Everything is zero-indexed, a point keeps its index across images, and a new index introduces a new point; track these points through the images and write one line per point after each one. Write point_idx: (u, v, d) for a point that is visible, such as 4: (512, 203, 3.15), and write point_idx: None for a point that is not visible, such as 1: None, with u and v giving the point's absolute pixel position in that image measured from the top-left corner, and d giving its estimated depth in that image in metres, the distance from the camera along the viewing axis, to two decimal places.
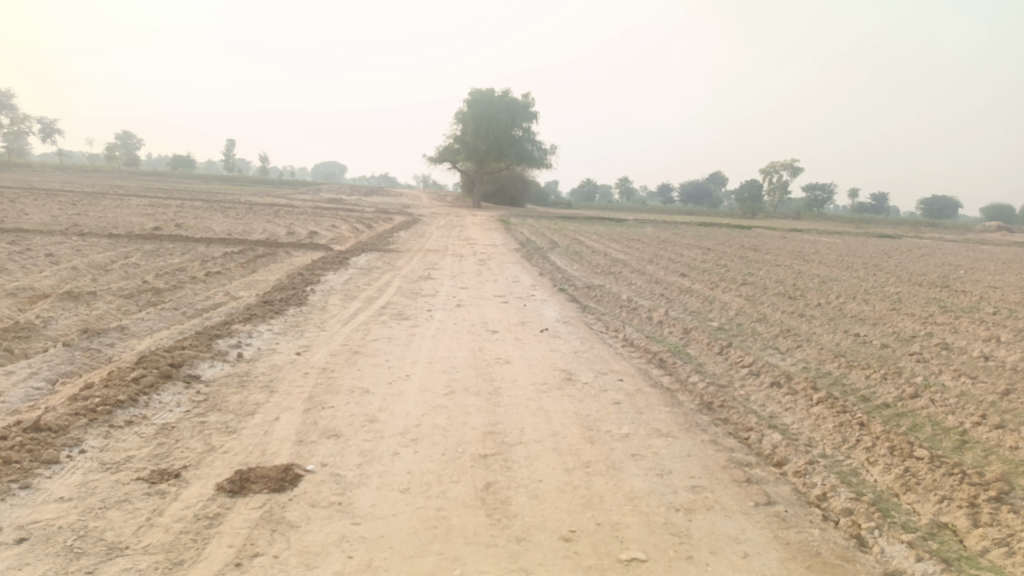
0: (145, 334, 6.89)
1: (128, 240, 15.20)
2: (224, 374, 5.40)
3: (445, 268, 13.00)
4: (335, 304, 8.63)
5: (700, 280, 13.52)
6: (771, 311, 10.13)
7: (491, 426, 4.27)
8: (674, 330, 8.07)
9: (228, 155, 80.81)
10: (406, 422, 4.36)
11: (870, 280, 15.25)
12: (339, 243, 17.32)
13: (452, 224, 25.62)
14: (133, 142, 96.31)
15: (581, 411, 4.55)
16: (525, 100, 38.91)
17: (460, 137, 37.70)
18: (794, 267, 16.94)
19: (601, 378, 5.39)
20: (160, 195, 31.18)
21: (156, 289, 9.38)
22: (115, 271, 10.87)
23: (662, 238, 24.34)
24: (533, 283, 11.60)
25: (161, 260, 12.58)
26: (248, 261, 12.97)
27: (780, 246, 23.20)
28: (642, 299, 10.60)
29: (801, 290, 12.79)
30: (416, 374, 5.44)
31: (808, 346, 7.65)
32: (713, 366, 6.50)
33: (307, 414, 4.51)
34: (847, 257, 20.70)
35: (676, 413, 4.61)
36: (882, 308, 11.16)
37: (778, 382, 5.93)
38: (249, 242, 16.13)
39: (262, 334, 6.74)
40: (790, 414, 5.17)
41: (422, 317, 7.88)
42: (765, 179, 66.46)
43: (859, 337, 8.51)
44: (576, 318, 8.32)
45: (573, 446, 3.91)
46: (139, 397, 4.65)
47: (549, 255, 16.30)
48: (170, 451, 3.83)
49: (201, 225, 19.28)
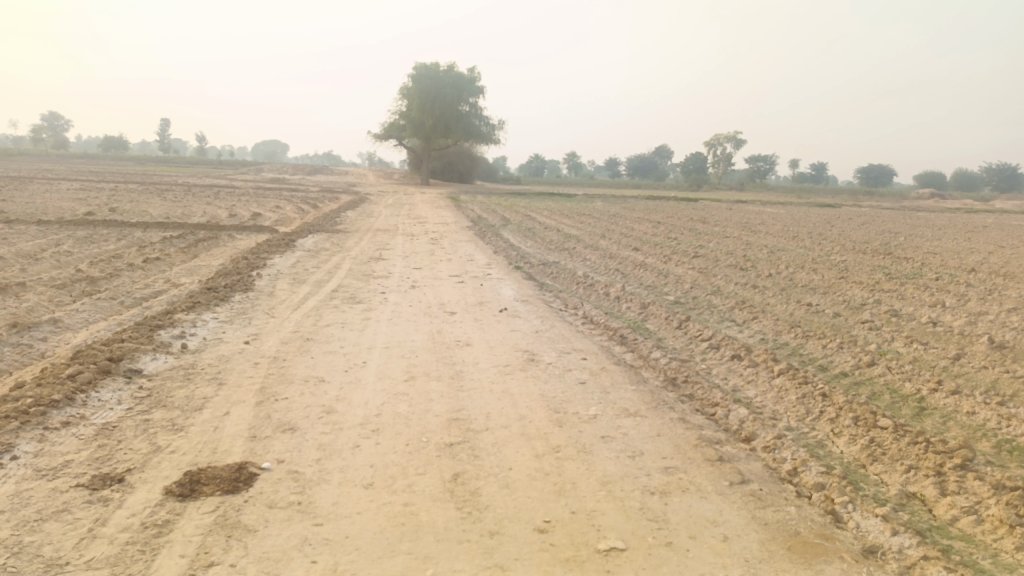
0: (81, 327, 6.50)
1: (59, 226, 14.45)
2: (168, 367, 5.11)
3: (396, 248, 12.71)
4: (284, 288, 8.32)
5: (653, 253, 13.55)
6: (725, 283, 10.18)
7: (455, 413, 4.11)
8: (632, 306, 8.02)
9: (164, 135, 77.90)
10: (366, 412, 4.18)
11: (817, 249, 15.54)
12: (285, 224, 16.81)
13: (401, 202, 25.19)
14: (60, 123, 91.82)
15: (546, 393, 4.43)
16: (471, 75, 38.37)
17: (406, 113, 37.07)
18: (742, 238, 17.13)
19: (564, 358, 5.28)
20: (92, 179, 29.84)
21: (91, 278, 8.89)
22: (46, 260, 10.28)
23: (612, 212, 24.33)
24: (487, 261, 11.45)
25: (96, 247, 11.97)
26: (190, 246, 12.45)
27: (728, 218, 23.51)
28: (597, 274, 10.54)
29: (752, 261, 12.94)
30: (373, 360, 5.24)
31: (764, 318, 7.68)
32: (673, 341, 6.46)
33: (260, 407, 4.29)
34: (792, 227, 21.09)
35: (642, 391, 4.54)
36: (831, 277, 11.35)
37: (739, 355, 5.92)
38: (189, 226, 15.49)
39: (208, 323, 6.42)
40: (753, 388, 5.16)
41: (376, 299, 7.64)
42: (710, 151, 67.28)
43: (813, 307, 8.61)
44: (533, 296, 8.19)
45: (542, 431, 3.79)
46: (76, 395, 4.35)
47: (501, 233, 16.12)
48: (112, 454, 3.57)
49: (137, 210, 18.45)
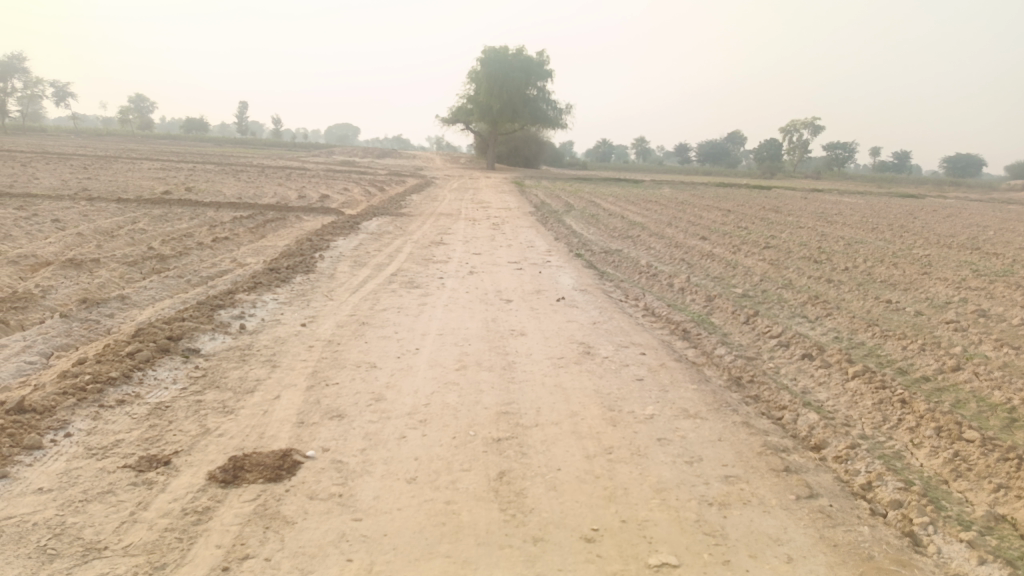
0: (148, 304, 6.64)
1: (136, 205, 14.96)
2: (225, 347, 5.14)
3: (457, 233, 12.65)
4: (344, 271, 8.34)
5: (721, 243, 13.09)
6: (797, 277, 9.71)
7: (505, 406, 3.98)
8: (697, 298, 7.71)
9: (241, 117, 80.20)
10: (415, 401, 4.08)
11: (897, 242, 14.73)
12: (350, 206, 16.99)
13: (465, 187, 25.20)
14: (146, 105, 95.60)
15: (601, 389, 4.24)
16: (539, 59, 38.02)
17: (474, 97, 37.05)
18: (817, 229, 16.40)
19: (622, 352, 5.07)
20: (173, 159, 30.92)
21: (162, 256, 9.13)
22: (121, 237, 10.62)
23: (680, 199, 23.68)
24: (548, 247, 11.27)
25: (169, 225, 12.32)
26: (258, 226, 12.68)
27: (802, 207, 22.61)
28: (661, 264, 10.22)
29: (826, 253, 12.34)
30: (426, 347, 5.15)
31: (839, 315, 7.27)
32: (739, 337, 6.15)
33: (311, 392, 4.25)
34: (870, 218, 20.12)
35: (703, 390, 4.31)
36: (912, 273, 10.70)
37: (810, 355, 5.59)
38: (259, 206, 15.81)
39: (267, 304, 6.46)
40: (824, 391, 4.85)
41: (433, 285, 7.57)
42: (785, 138, 65.02)
43: (892, 304, 8.10)
44: (594, 286, 7.97)
45: (594, 429, 3.62)
46: (133, 373, 4.40)
47: (564, 219, 15.89)
48: (161, 435, 3.58)
49: (212, 190, 18.97)
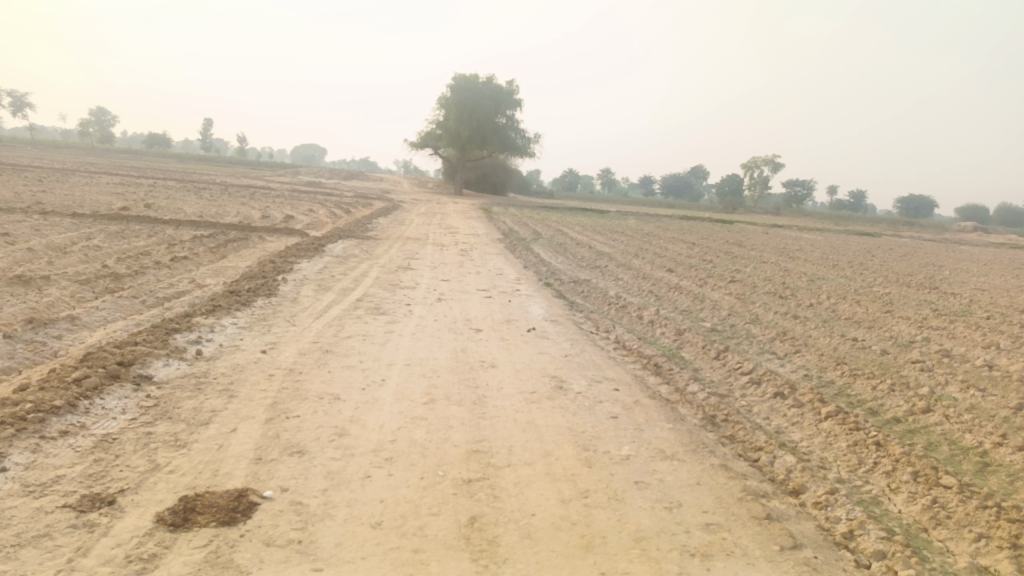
0: (99, 325, 6.33)
1: (92, 220, 14.48)
2: (180, 375, 4.88)
3: (425, 258, 12.47)
4: (308, 295, 8.10)
5: (688, 276, 13.14)
6: (764, 312, 9.75)
7: (476, 443, 3.82)
8: (666, 331, 7.65)
9: (206, 134, 79.17)
10: (380, 437, 3.89)
11: (858, 279, 14.98)
12: (316, 228, 16.70)
13: (432, 211, 25.08)
14: (107, 118, 93.68)
15: (574, 427, 4.10)
16: (509, 87, 38.28)
17: (443, 122, 37.11)
18: (781, 265, 16.61)
19: (594, 388, 4.95)
20: (133, 174, 30.26)
21: (116, 275, 8.78)
22: (74, 254, 10.21)
23: (646, 231, 23.87)
24: (517, 276, 11.17)
25: (126, 242, 11.92)
26: (219, 246, 12.34)
27: (765, 242, 22.96)
28: (630, 296, 10.18)
29: (791, 289, 12.46)
30: (393, 379, 4.96)
31: (808, 352, 7.26)
32: (711, 373, 6.08)
33: (270, 425, 4.02)
34: (831, 255, 20.50)
35: (679, 430, 4.20)
36: (874, 310, 10.84)
37: (782, 393, 5.53)
38: (221, 225, 15.43)
39: (226, 328, 6.20)
40: (798, 431, 4.78)
41: (400, 311, 7.38)
42: (747, 173, 66.41)
43: (858, 342, 8.15)
44: (564, 317, 7.86)
45: (569, 471, 3.48)
46: (79, 401, 4.13)
47: (532, 247, 15.85)
48: (106, 471, 3.33)
49: (172, 207, 18.53)
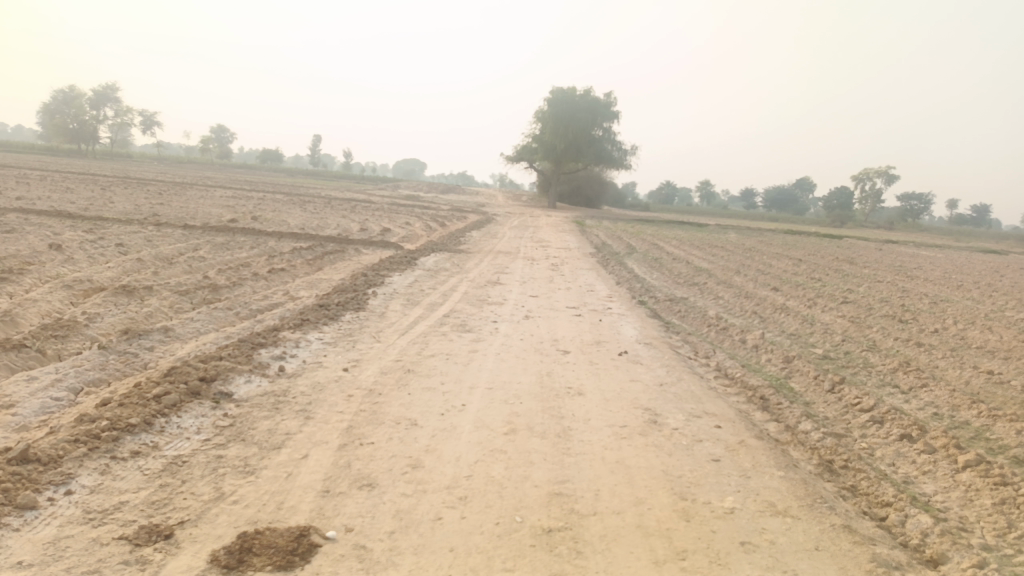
0: (191, 337, 6.37)
1: (201, 232, 15.08)
2: (260, 393, 4.77)
3: (516, 273, 12.24)
4: (396, 310, 7.97)
5: (795, 295, 12.32)
6: (881, 338, 8.91)
7: (558, 485, 3.46)
8: (772, 358, 7.04)
9: (314, 149, 82.71)
10: (456, 472, 3.59)
11: (987, 302, 13.65)
12: (410, 241, 16.82)
13: (527, 225, 24.96)
14: (226, 136, 99.31)
15: (670, 470, 3.68)
16: (606, 100, 37.78)
17: (538, 136, 37.05)
18: (898, 284, 15.40)
19: (693, 423, 4.49)
20: (244, 187, 31.76)
21: (214, 286, 8.96)
22: (179, 264, 10.57)
23: (747, 246, 22.80)
24: (609, 293, 10.74)
25: (228, 253, 12.30)
26: (316, 258, 12.55)
27: (878, 259, 21.49)
28: (731, 317, 9.55)
29: (912, 312, 11.43)
30: (474, 404, 4.67)
31: (936, 386, 6.47)
32: (824, 408, 5.47)
33: (342, 452, 3.81)
34: (954, 275, 18.89)
35: (790, 479, 3.69)
36: (1010, 338, 9.72)
37: (910, 436, 4.87)
38: (319, 238, 15.77)
39: (311, 344, 6.10)
40: (930, 483, 4.15)
41: (486, 329, 7.11)
42: (857, 186, 62.99)
43: (994, 376, 7.24)
44: (659, 339, 7.37)
45: (663, 526, 3.07)
46: (156, 420, 4.06)
47: (626, 262, 15.36)
48: (169, 498, 3.19)
49: (276, 219, 19.16)
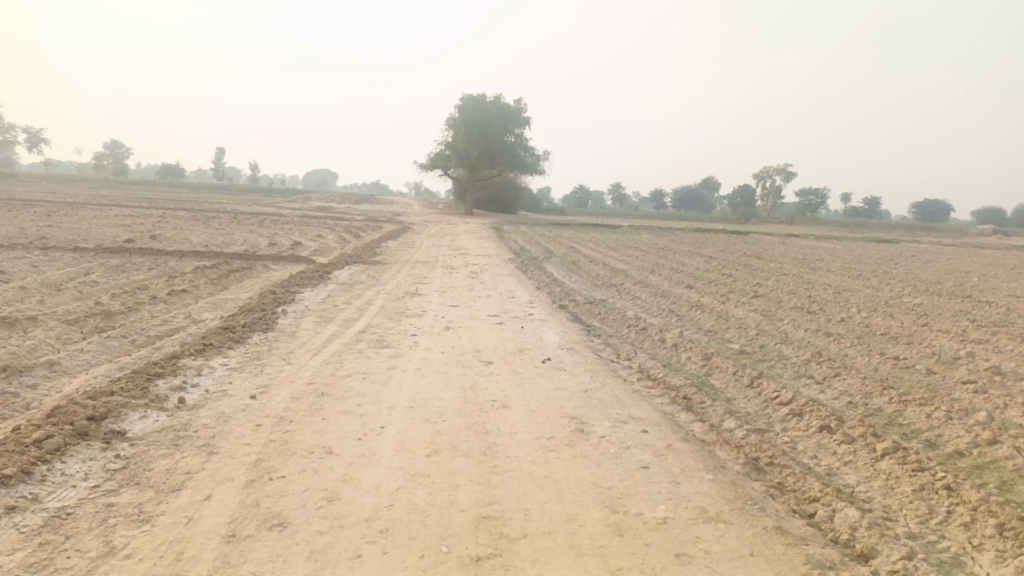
0: (80, 370, 5.84)
1: (94, 254, 14.13)
2: (157, 429, 4.38)
3: (433, 282, 12.00)
4: (308, 328, 7.60)
5: (709, 292, 12.58)
6: (793, 330, 9.15)
7: (486, 508, 3.28)
8: (693, 356, 7.08)
9: (218, 163, 79.75)
10: (376, 502, 3.36)
11: (885, 290, 14.33)
12: (323, 254, 16.29)
13: (443, 233, 24.68)
14: (121, 151, 94.39)
15: (600, 481, 3.56)
16: (517, 106, 37.99)
17: (451, 144, 36.85)
18: (803, 276, 16.00)
19: (620, 430, 4.40)
20: (143, 205, 30.19)
21: (108, 312, 8.34)
22: (68, 291, 9.81)
23: (660, 245, 23.26)
24: (529, 298, 10.65)
25: (125, 276, 11.53)
26: (221, 277, 11.93)
27: (783, 253, 22.33)
28: (650, 316, 9.62)
29: (819, 303, 11.85)
30: (394, 426, 4.43)
31: (848, 375, 6.65)
32: (746, 404, 5.51)
33: (251, 489, 3.51)
34: (853, 264, 19.83)
35: (720, 481, 3.64)
36: (909, 324, 10.19)
37: (829, 427, 4.94)
38: (225, 255, 15.06)
39: (215, 371, 5.70)
40: (852, 473, 4.20)
41: (405, 344, 6.86)
42: (758, 183, 65.65)
43: (900, 361, 7.53)
44: (581, 343, 7.30)
45: (597, 544, 2.94)
46: (35, 468, 3.64)
47: (545, 266, 15.36)
48: (49, 558, 2.82)
49: (178, 237, 18.20)
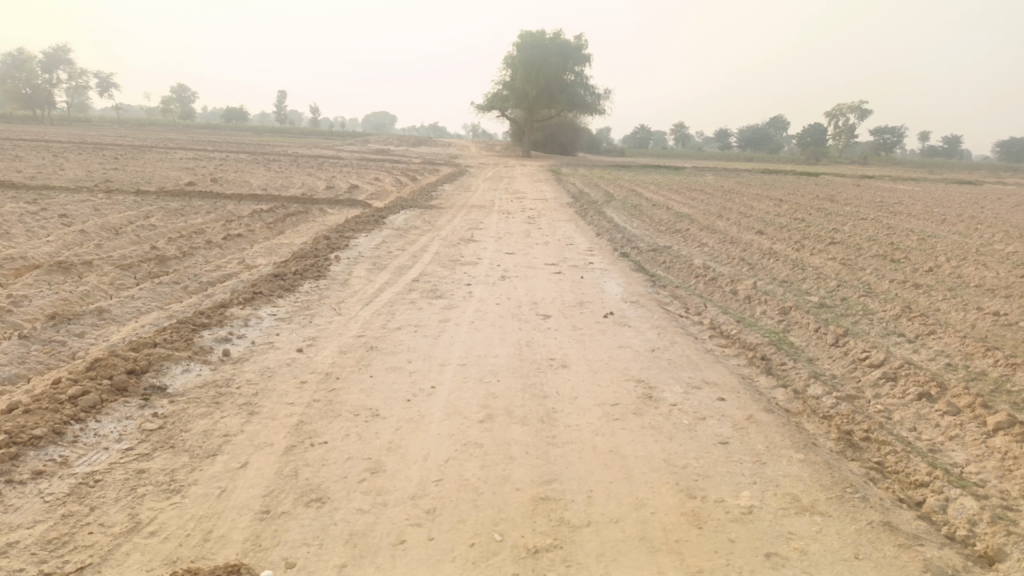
0: (129, 319, 5.69)
1: (155, 198, 14.17)
2: (198, 384, 4.16)
3: (490, 227, 11.60)
4: (360, 276, 7.33)
5: (780, 238, 11.82)
6: (877, 280, 8.43)
7: (544, 487, 2.93)
8: (768, 310, 6.52)
9: (279, 105, 80.13)
10: (423, 475, 3.05)
11: (974, 236, 13.25)
12: (379, 197, 16.03)
13: (500, 176, 24.08)
14: (187, 95, 95.91)
15: (673, 458, 3.17)
16: (577, 42, 36.61)
17: (508, 83, 35.86)
18: (882, 221, 14.97)
19: (693, 397, 3.97)
20: (207, 148, 30.45)
21: (162, 257, 8.22)
22: (126, 235, 9.76)
23: (726, 188, 22.25)
24: (589, 245, 10.17)
25: (182, 220, 11.47)
26: (277, 221, 11.77)
27: (859, 195, 21.04)
28: (718, 265, 9.02)
29: (901, 250, 10.98)
30: (445, 386, 4.10)
31: (945, 333, 5.99)
32: (831, 367, 4.98)
33: (289, 456, 3.24)
34: (935, 208, 18.54)
35: (812, 463, 3.20)
36: (1005, 274, 9.29)
37: (928, 394, 4.39)
38: (282, 198, 14.92)
39: (262, 322, 5.47)
40: (960, 450, 3.68)
41: (459, 294, 6.50)
42: (830, 122, 62.33)
43: (1001, 316, 6.79)
44: (646, 296, 6.81)
45: (672, 537, 2.57)
46: (69, 429, 3.45)
47: (605, 210, 14.76)
48: (70, 535, 2.59)
49: (238, 180, 18.18)
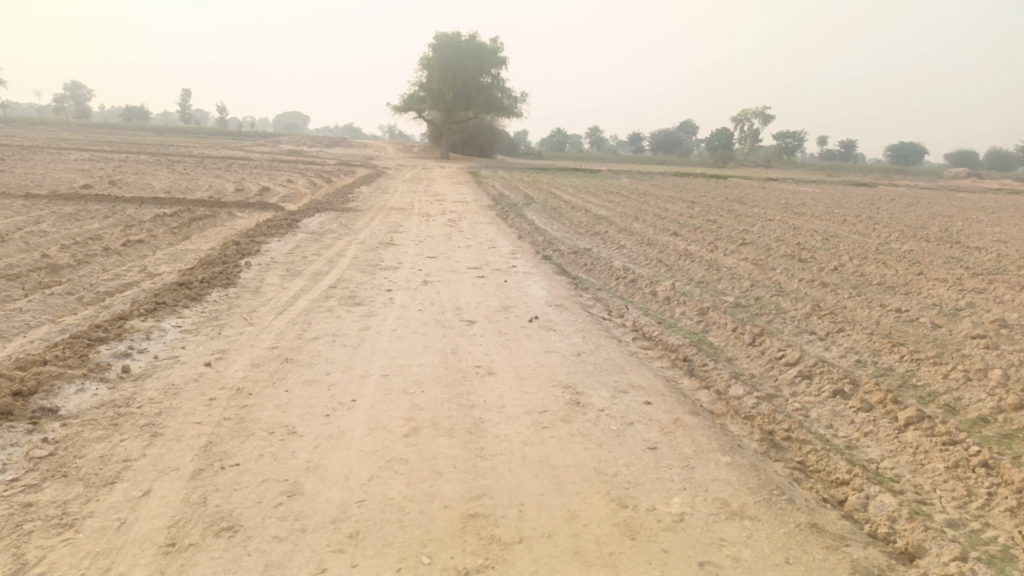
0: (15, 334, 5.22)
1: (46, 201, 13.23)
2: (95, 404, 3.83)
3: (409, 231, 11.39)
4: (274, 283, 7.01)
5: (695, 239, 12.11)
6: (787, 280, 8.72)
7: (473, 503, 2.81)
8: (688, 311, 6.62)
9: (185, 104, 76.80)
10: (345, 496, 2.89)
11: (872, 236, 13.95)
12: (293, 200, 15.50)
13: (418, 178, 23.78)
14: (82, 92, 90.68)
15: (603, 466, 3.12)
16: (494, 45, 36.65)
17: (425, 84, 35.53)
18: (788, 222, 15.58)
19: (620, 401, 3.94)
20: (106, 149, 28.79)
21: (54, 266, 7.63)
22: (12, 242, 9.03)
23: (641, 190, 22.70)
24: (511, 248, 10.12)
25: (77, 225, 10.73)
26: (182, 226, 11.18)
27: (766, 197, 21.87)
28: (638, 267, 9.13)
29: (808, 250, 11.43)
30: (366, 399, 3.93)
31: (852, 330, 6.23)
32: (750, 366, 5.07)
33: (197, 481, 3.01)
34: (835, 209, 19.47)
35: (738, 466, 3.22)
36: (902, 272, 9.80)
37: (842, 391, 4.53)
38: (188, 201, 14.21)
39: (166, 334, 5.13)
40: (874, 446, 3.79)
41: (379, 301, 6.31)
42: (737, 126, 64.75)
43: (902, 313, 7.12)
44: (569, 299, 6.79)
45: (606, 550, 2.50)
46: None
47: (525, 213, 14.77)
48: None
49: (140, 183, 17.22)
